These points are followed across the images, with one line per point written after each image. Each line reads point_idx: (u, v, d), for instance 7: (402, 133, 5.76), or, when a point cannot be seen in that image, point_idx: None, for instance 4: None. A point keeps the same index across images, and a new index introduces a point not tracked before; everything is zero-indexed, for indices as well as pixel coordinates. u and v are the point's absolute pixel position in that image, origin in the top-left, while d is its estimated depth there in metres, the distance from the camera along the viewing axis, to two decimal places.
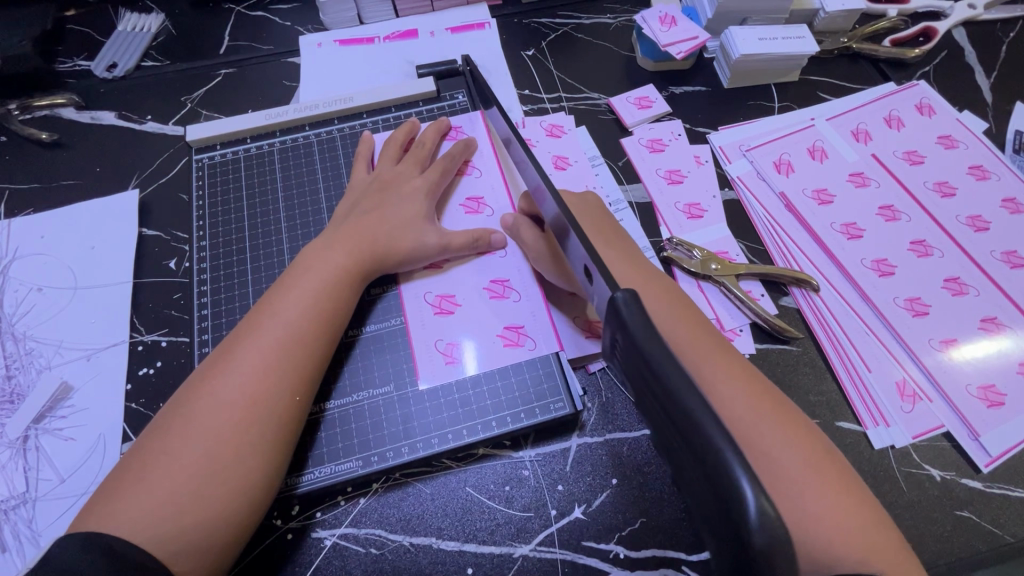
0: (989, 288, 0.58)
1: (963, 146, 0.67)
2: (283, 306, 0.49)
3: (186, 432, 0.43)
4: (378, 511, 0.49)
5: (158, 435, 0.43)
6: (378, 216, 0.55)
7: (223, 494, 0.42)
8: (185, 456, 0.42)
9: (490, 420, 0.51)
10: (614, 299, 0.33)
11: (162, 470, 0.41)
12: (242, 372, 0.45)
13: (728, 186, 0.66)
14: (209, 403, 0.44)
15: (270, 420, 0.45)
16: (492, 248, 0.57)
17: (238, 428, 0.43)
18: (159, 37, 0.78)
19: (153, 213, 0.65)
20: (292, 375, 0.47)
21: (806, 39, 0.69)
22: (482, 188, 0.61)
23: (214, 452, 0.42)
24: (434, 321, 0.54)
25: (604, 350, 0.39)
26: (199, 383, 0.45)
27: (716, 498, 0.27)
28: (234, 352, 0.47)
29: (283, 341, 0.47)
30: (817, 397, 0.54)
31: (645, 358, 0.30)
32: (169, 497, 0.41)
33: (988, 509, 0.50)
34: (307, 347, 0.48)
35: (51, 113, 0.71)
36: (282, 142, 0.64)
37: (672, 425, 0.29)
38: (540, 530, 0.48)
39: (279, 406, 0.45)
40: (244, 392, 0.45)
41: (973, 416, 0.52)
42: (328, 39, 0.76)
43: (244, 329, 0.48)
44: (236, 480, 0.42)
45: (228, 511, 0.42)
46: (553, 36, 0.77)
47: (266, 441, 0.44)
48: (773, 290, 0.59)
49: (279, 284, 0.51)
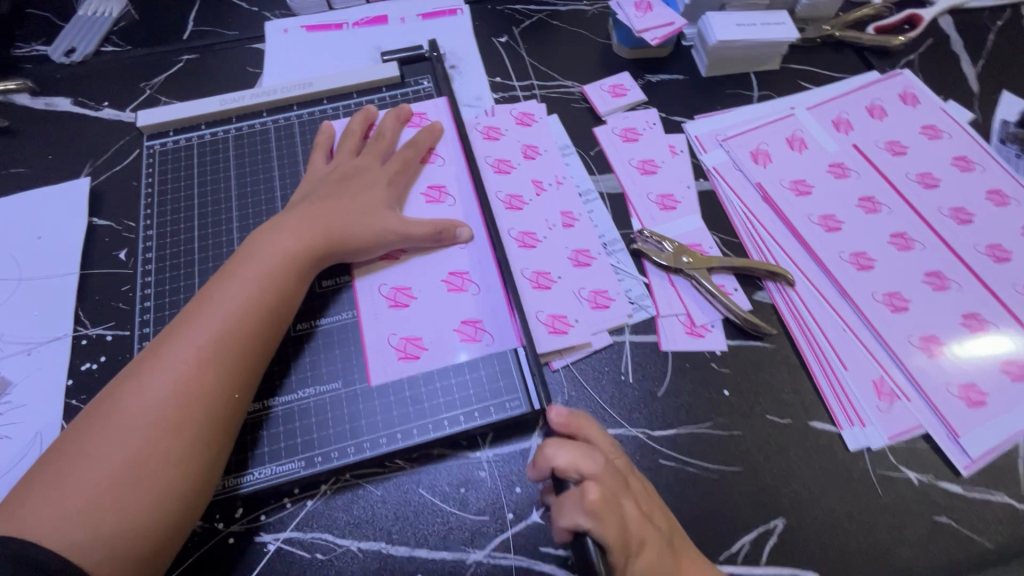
0: (972, 283, 0.56)
1: (948, 136, 0.64)
2: (222, 298, 0.46)
3: (111, 432, 0.41)
4: (326, 514, 0.47)
5: (82, 433, 0.41)
6: (331, 205, 0.52)
7: (150, 498, 0.39)
8: (111, 458, 0.40)
9: (442, 419, 0.48)
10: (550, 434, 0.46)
11: (86, 472, 0.39)
12: (174, 367, 0.43)
13: (703, 176, 0.63)
14: (138, 400, 0.42)
15: (203, 420, 0.42)
16: (454, 241, 0.55)
17: (167, 428, 0.41)
18: (121, 22, 0.75)
19: (105, 202, 0.62)
20: (229, 371, 0.44)
21: (786, 25, 0.66)
22: (445, 177, 0.59)
23: (140, 454, 0.40)
24: (388, 314, 0.52)
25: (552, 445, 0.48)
26: (129, 379, 0.43)
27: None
28: (166, 346, 0.44)
29: (220, 334, 0.45)
30: (791, 395, 0.51)
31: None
32: (92, 501, 0.38)
33: (968, 515, 0.47)
34: (248, 341, 0.45)
35: (4, 99, 0.68)
36: (238, 129, 0.62)
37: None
38: (495, 535, 0.46)
39: (214, 404, 0.43)
40: (175, 389, 0.42)
41: (952, 415, 0.50)
42: (294, 25, 0.74)
43: (181, 321, 0.46)
44: (164, 483, 0.40)
45: (154, 517, 0.39)
46: (528, 22, 0.75)
47: (198, 441, 0.42)
48: (748, 284, 0.57)
49: (221, 275, 0.48)
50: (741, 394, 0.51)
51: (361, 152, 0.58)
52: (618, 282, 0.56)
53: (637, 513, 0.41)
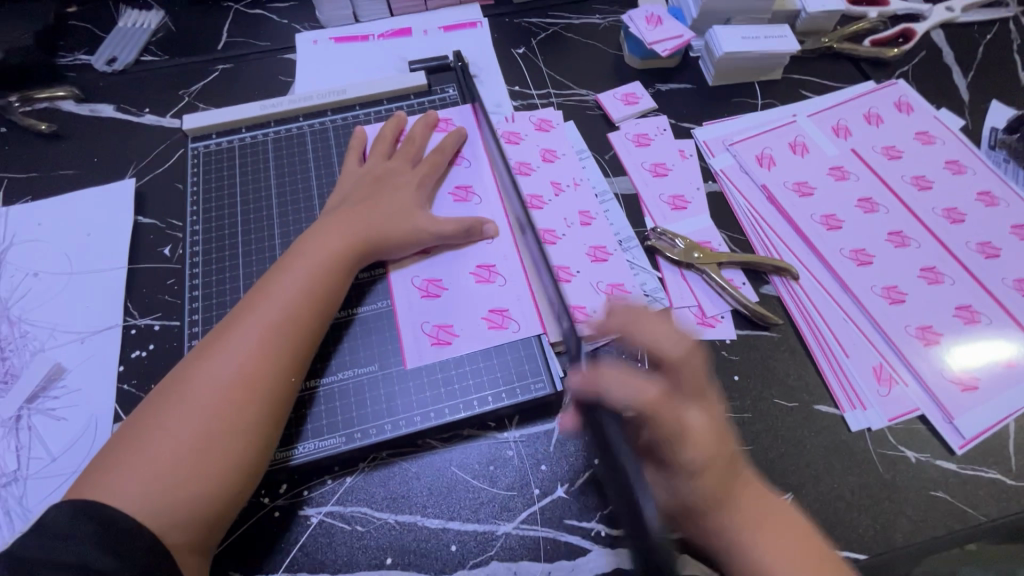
0: (963, 277, 0.60)
1: (940, 142, 0.68)
2: (279, 289, 0.50)
3: (182, 407, 0.44)
4: (364, 490, 0.50)
5: (154, 411, 0.45)
6: (368, 206, 0.57)
7: (217, 469, 0.43)
8: (182, 430, 0.43)
9: (472, 399, 0.52)
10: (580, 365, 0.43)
11: (160, 443, 0.43)
12: (239, 351, 0.47)
13: (711, 178, 0.67)
14: (205, 380, 0.45)
15: (263, 399, 0.46)
16: (482, 236, 0.59)
17: (232, 405, 0.45)
18: (158, 33, 0.79)
19: (149, 202, 0.66)
20: (287, 355, 0.48)
21: (787, 38, 0.71)
22: (470, 179, 0.63)
23: (207, 428, 0.44)
24: (420, 304, 0.56)
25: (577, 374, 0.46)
26: (195, 362, 0.47)
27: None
28: (230, 331, 0.48)
29: (277, 322, 0.48)
30: (796, 380, 0.55)
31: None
32: (164, 472, 0.42)
33: (962, 490, 0.51)
34: (303, 327, 0.49)
35: (51, 105, 0.72)
36: (276, 132, 0.66)
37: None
38: (523, 509, 0.49)
39: (274, 385, 0.47)
40: (240, 371, 0.46)
41: (946, 399, 0.54)
42: (323, 36, 0.78)
43: (240, 311, 0.50)
44: (229, 456, 0.43)
45: (219, 486, 0.43)
46: (544, 35, 0.79)
47: (258, 418, 0.45)
48: (755, 279, 0.61)
49: (276, 269, 0.52)
50: (750, 380, 0.55)
51: (392, 154, 0.62)
52: (634, 277, 0.60)
53: (705, 423, 0.42)
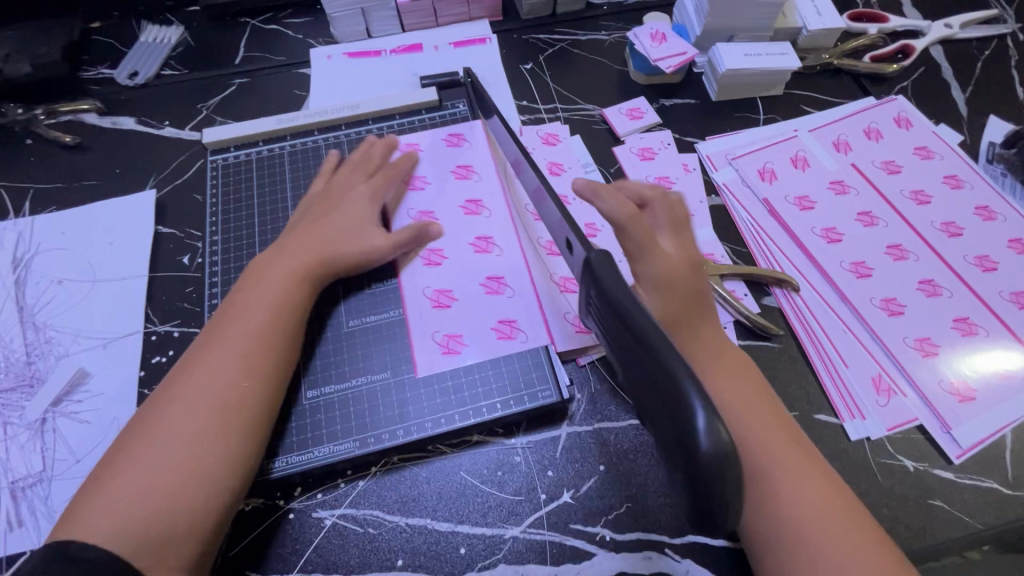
0: (961, 289, 0.61)
1: (939, 157, 0.70)
2: (244, 313, 0.52)
3: (160, 427, 0.46)
4: (376, 493, 0.52)
5: (124, 445, 0.46)
6: (327, 224, 0.58)
7: (190, 491, 0.44)
8: (161, 447, 0.45)
9: (481, 406, 0.54)
10: (590, 258, 0.36)
11: (140, 463, 0.44)
12: (204, 377, 0.48)
13: (714, 192, 0.69)
14: (170, 409, 0.46)
15: (231, 418, 0.47)
16: (431, 237, 0.61)
17: (210, 417, 0.46)
18: (178, 48, 0.82)
19: (169, 212, 0.68)
20: (252, 374, 0.49)
21: (789, 55, 0.73)
22: (452, 192, 0.65)
23: (186, 441, 0.45)
24: (432, 313, 0.57)
25: (583, 313, 0.42)
26: (162, 394, 0.48)
27: (674, 434, 0.29)
28: (203, 352, 0.50)
29: (249, 338, 0.50)
30: (797, 390, 0.56)
31: (617, 309, 0.33)
32: (137, 499, 0.42)
33: (960, 498, 0.52)
34: (268, 347, 0.51)
35: (74, 118, 0.75)
36: (292, 146, 0.68)
37: (641, 372, 0.32)
38: (530, 513, 0.51)
39: (241, 405, 0.48)
40: (204, 395, 0.47)
41: (944, 409, 0.55)
42: (337, 51, 0.81)
43: (205, 339, 0.51)
44: (200, 476, 0.44)
45: (203, 494, 0.44)
46: (551, 51, 0.81)
47: (228, 437, 0.46)
48: (756, 290, 0.62)
49: (240, 295, 0.54)
50: None
51: (372, 175, 0.63)
52: None
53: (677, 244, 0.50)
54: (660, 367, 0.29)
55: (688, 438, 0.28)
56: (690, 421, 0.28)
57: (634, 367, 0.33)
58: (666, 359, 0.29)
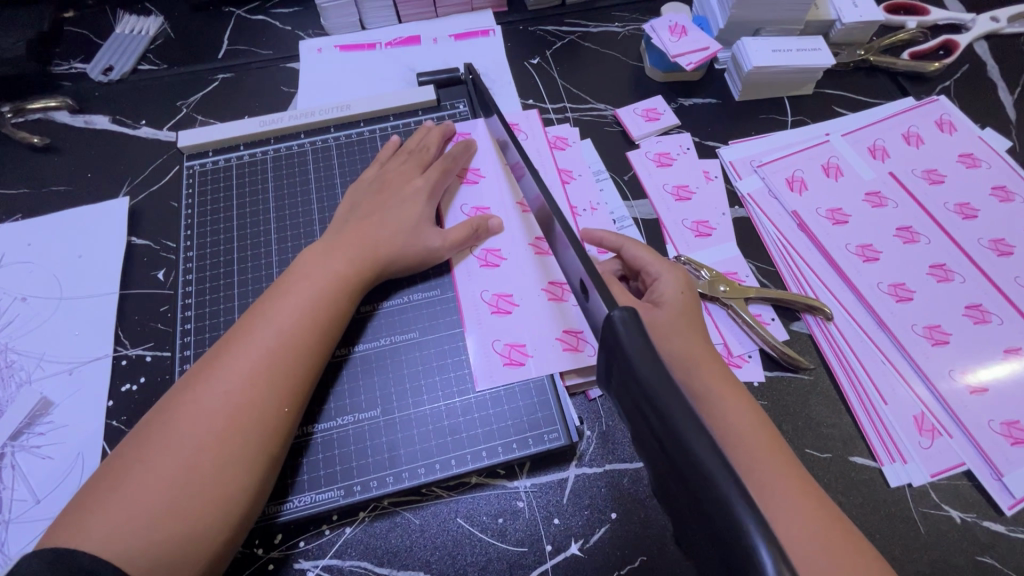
0: (1012, 315, 0.55)
1: (986, 165, 0.64)
2: (276, 313, 0.47)
3: (166, 441, 0.41)
4: (364, 542, 0.47)
5: (140, 439, 0.41)
6: (380, 219, 0.54)
7: (203, 507, 0.39)
8: (165, 465, 0.40)
9: (480, 450, 0.48)
10: (611, 317, 0.31)
11: (140, 481, 0.39)
12: (231, 378, 0.43)
13: (737, 203, 0.63)
14: (194, 409, 0.42)
15: (256, 431, 0.42)
16: (489, 232, 0.57)
17: (221, 437, 0.41)
18: (157, 40, 0.76)
19: (144, 222, 0.63)
20: (284, 384, 0.45)
21: (822, 51, 0.66)
22: (503, 190, 0.60)
23: (192, 463, 0.40)
24: (491, 319, 0.53)
25: (598, 376, 0.36)
26: (185, 387, 0.44)
27: (721, 558, 0.25)
28: (222, 358, 0.45)
29: (272, 348, 0.45)
30: (830, 429, 0.51)
31: (644, 390, 0.28)
32: (145, 508, 0.38)
33: (1012, 555, 0.47)
34: (301, 355, 0.46)
35: (44, 116, 0.69)
36: (276, 150, 0.63)
37: (672, 473, 0.27)
38: (534, 567, 0.46)
39: (268, 416, 0.43)
40: (229, 398, 0.43)
41: (995, 454, 0.49)
42: (328, 44, 0.75)
43: (235, 333, 0.46)
44: (215, 492, 0.40)
45: (201, 526, 0.39)
46: (559, 44, 0.75)
47: (249, 452, 0.42)
48: (784, 315, 0.57)
49: (274, 289, 0.49)
50: (779, 427, 0.51)
51: (427, 165, 0.59)
52: None
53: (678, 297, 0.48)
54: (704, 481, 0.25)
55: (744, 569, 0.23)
56: (748, 551, 0.23)
57: (665, 465, 0.28)
58: (711, 470, 0.25)
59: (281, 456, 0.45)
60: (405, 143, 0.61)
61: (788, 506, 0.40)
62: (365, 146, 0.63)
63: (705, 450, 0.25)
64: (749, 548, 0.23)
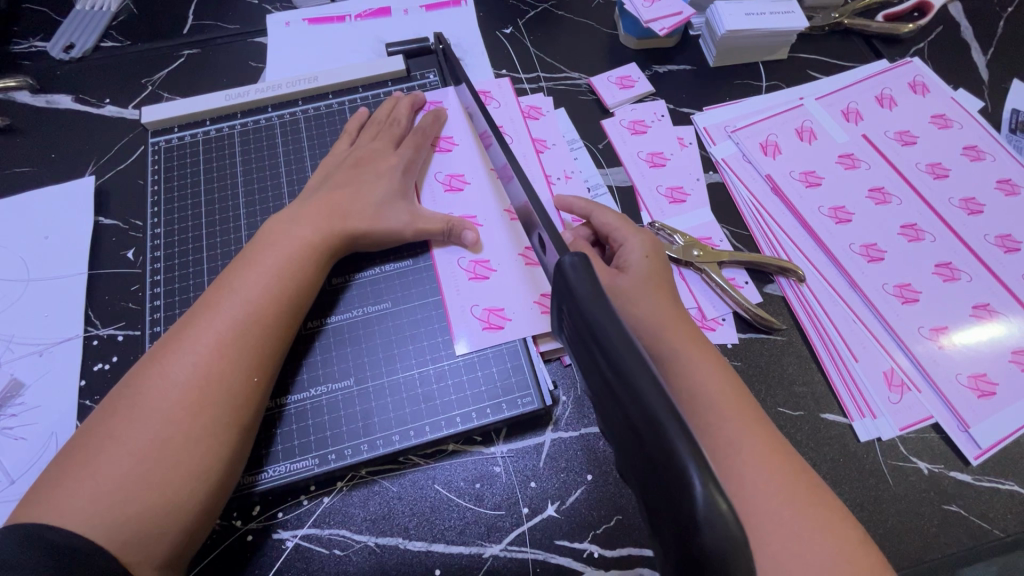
0: (981, 272, 0.56)
1: (958, 126, 0.64)
2: (239, 285, 0.47)
3: (133, 416, 0.41)
4: (343, 511, 0.47)
5: (109, 414, 0.42)
6: (352, 191, 0.53)
7: (174, 477, 0.40)
8: (133, 440, 0.40)
9: (455, 416, 0.49)
10: (563, 263, 0.33)
11: (110, 456, 0.39)
12: (196, 351, 0.43)
13: (712, 168, 0.63)
14: (160, 382, 0.42)
15: (225, 402, 0.43)
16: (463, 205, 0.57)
17: (187, 409, 0.41)
18: (119, 16, 0.74)
19: (111, 201, 0.62)
20: (250, 355, 0.45)
21: (795, 14, 0.66)
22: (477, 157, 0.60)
23: (161, 435, 0.40)
24: (468, 286, 0.53)
25: (557, 329, 0.37)
26: (150, 361, 0.44)
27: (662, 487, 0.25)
28: (186, 331, 0.45)
29: (236, 320, 0.45)
30: (802, 388, 0.52)
31: (596, 336, 0.29)
32: (116, 481, 0.39)
33: (978, 503, 0.48)
34: (268, 326, 0.46)
35: (4, 97, 0.67)
36: (244, 125, 0.61)
37: (618, 408, 0.28)
38: (511, 529, 0.46)
39: (235, 386, 0.43)
40: (195, 371, 0.43)
41: (962, 406, 0.50)
42: (297, 18, 0.73)
43: (199, 307, 0.46)
44: (188, 464, 0.40)
45: (176, 494, 0.40)
46: (532, 13, 0.74)
47: (218, 424, 0.42)
48: (758, 278, 0.57)
49: (238, 262, 0.49)
50: (752, 386, 0.52)
51: (401, 142, 0.58)
52: None
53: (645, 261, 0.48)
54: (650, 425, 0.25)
55: (682, 503, 0.24)
56: (685, 487, 0.23)
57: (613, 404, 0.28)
58: (656, 410, 0.25)
59: (254, 425, 0.45)
60: (374, 115, 0.61)
61: (752, 467, 0.40)
62: (335, 119, 0.62)
63: (654, 396, 0.25)
64: (681, 471, 0.23)
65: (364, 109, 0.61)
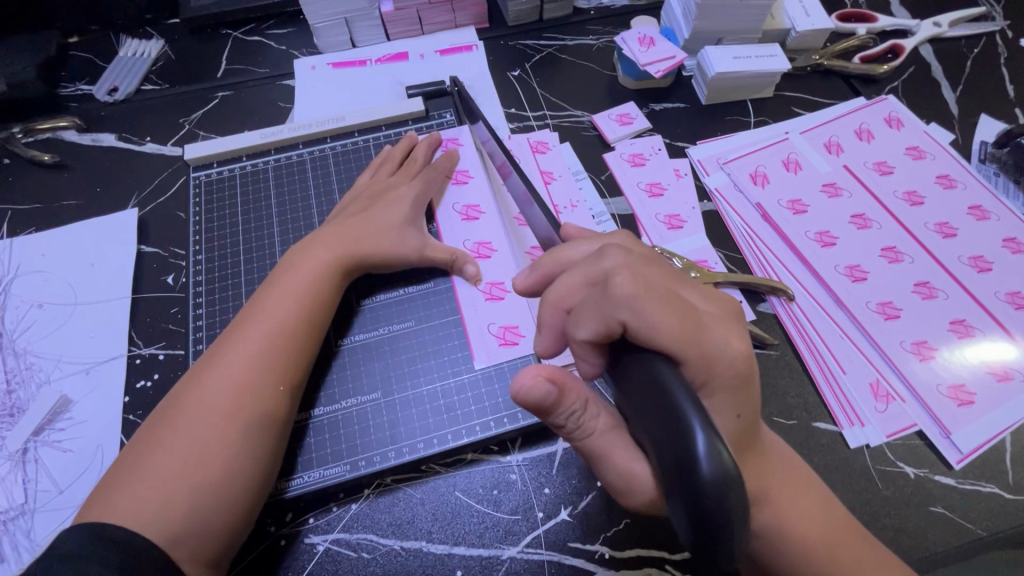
0: (957, 291, 0.60)
1: (932, 157, 0.70)
2: (269, 306, 0.52)
3: (177, 425, 0.45)
4: (370, 516, 0.50)
5: (156, 426, 0.46)
6: (367, 219, 0.58)
7: (216, 480, 0.44)
8: (177, 448, 0.44)
9: (474, 424, 0.53)
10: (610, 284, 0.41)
11: (158, 463, 0.43)
12: (231, 365, 0.48)
13: (706, 198, 0.68)
14: (200, 395, 0.47)
15: (257, 410, 0.47)
16: (481, 237, 0.62)
17: (225, 417, 0.46)
18: (158, 62, 0.81)
19: (152, 231, 0.67)
20: (279, 366, 0.49)
21: (778, 57, 0.72)
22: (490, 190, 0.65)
23: (202, 442, 0.44)
24: (486, 306, 0.58)
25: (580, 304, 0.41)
26: (191, 379, 0.48)
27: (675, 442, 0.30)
28: (223, 349, 0.49)
29: (267, 336, 0.50)
30: (795, 398, 0.56)
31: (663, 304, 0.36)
32: (165, 484, 0.43)
33: (962, 504, 0.51)
34: (293, 340, 0.50)
35: (53, 135, 0.73)
36: (277, 160, 0.67)
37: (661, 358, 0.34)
38: (527, 532, 0.49)
39: (267, 395, 0.47)
40: (231, 383, 0.47)
41: (944, 414, 0.54)
42: (322, 62, 0.80)
43: (235, 327, 0.51)
44: (225, 467, 0.44)
45: (219, 495, 0.43)
46: (538, 57, 0.80)
47: (251, 430, 0.46)
48: (751, 297, 0.62)
49: (267, 285, 0.54)
50: None
51: (413, 175, 0.64)
52: None
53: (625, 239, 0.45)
54: (664, 397, 0.31)
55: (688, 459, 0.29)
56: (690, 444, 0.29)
57: (627, 387, 0.36)
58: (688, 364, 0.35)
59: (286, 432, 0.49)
60: (385, 153, 0.66)
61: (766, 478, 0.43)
62: (359, 154, 0.68)
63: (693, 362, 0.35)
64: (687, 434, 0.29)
65: (387, 146, 0.67)
